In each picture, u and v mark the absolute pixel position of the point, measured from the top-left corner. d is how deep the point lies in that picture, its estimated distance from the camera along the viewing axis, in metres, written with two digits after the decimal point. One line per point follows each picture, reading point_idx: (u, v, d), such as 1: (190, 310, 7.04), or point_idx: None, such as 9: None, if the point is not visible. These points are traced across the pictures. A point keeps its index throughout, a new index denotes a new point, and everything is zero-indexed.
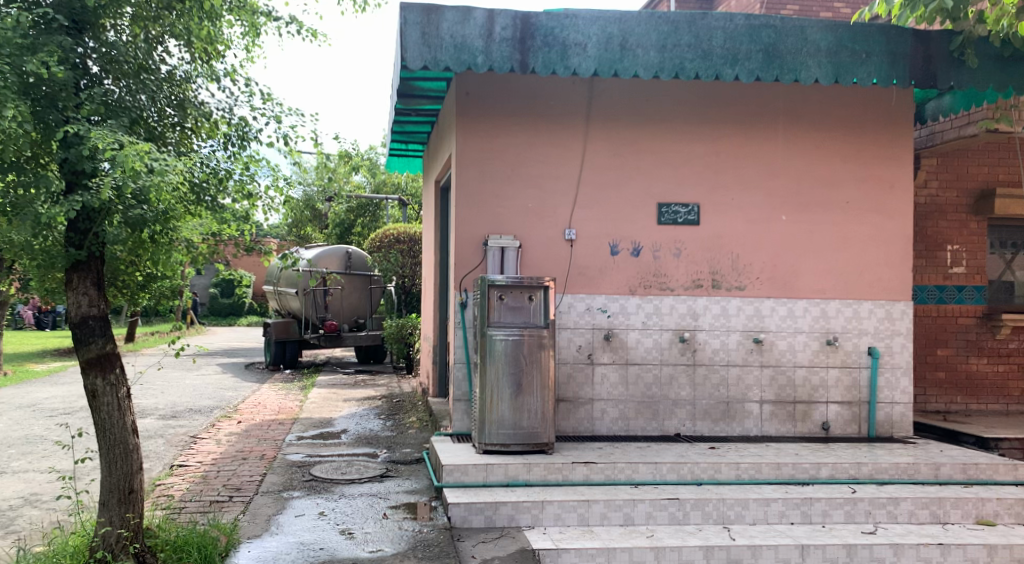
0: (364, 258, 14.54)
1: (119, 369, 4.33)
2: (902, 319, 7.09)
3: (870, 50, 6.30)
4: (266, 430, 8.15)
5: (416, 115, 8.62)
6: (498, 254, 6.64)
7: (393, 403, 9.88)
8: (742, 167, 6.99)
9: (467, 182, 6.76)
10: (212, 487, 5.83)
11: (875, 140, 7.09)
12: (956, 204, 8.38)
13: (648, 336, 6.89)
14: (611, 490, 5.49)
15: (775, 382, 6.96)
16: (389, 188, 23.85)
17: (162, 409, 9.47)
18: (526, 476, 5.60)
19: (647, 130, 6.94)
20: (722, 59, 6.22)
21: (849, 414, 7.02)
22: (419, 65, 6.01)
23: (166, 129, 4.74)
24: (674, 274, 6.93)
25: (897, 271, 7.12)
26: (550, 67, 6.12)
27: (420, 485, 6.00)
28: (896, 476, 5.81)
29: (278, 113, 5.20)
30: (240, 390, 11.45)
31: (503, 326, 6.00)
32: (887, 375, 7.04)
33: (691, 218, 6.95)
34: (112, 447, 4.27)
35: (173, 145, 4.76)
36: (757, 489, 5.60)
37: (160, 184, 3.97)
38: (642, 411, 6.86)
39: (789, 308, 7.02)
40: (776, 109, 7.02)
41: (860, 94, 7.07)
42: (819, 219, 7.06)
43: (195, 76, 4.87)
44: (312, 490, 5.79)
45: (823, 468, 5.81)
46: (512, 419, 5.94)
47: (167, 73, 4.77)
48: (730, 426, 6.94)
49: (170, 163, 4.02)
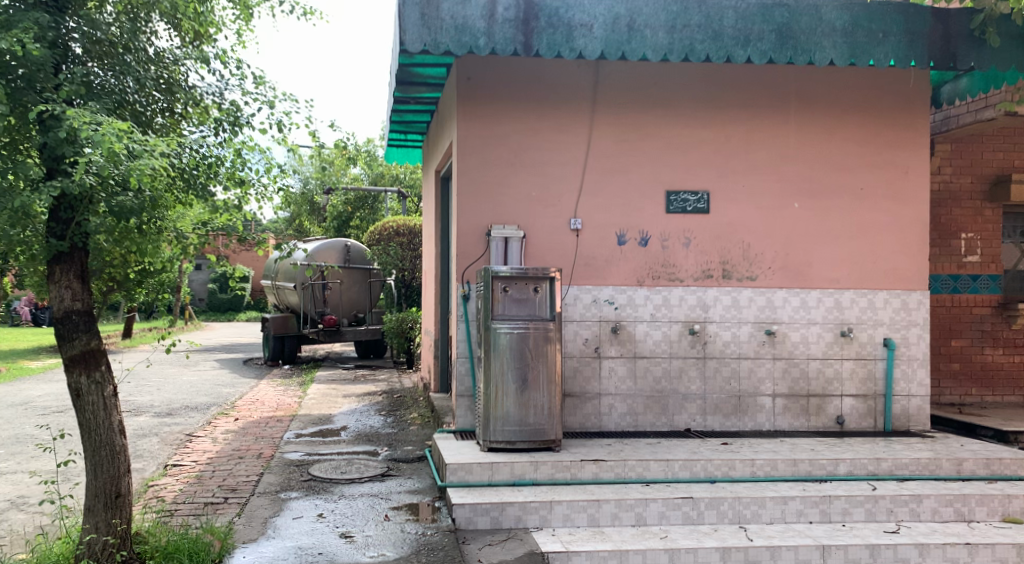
0: (362, 252, 14.32)
1: (105, 366, 4.11)
2: (919, 310, 6.86)
3: (887, 30, 6.05)
4: (264, 428, 7.93)
5: (416, 104, 8.39)
6: (501, 245, 6.43)
7: (393, 399, 9.68)
8: (752, 154, 6.76)
9: (468, 170, 6.52)
10: (207, 488, 5.61)
11: (890, 124, 6.85)
12: (971, 191, 8.15)
13: (657, 329, 6.66)
14: (622, 489, 5.28)
15: (788, 375, 6.75)
16: (387, 181, 23.62)
17: (157, 407, 9.24)
18: (534, 474, 5.40)
19: (655, 115, 6.70)
20: (734, 40, 5.99)
21: (865, 407, 6.81)
22: (419, 47, 5.78)
23: (153, 113, 4.53)
24: (684, 264, 6.71)
25: (913, 260, 6.88)
26: (554, 49, 5.88)
27: (422, 484, 5.79)
28: (917, 472, 5.60)
29: (272, 99, 4.95)
30: (238, 386, 11.24)
31: (507, 319, 5.78)
32: (904, 367, 6.82)
33: (701, 206, 6.72)
34: (97, 449, 4.04)
35: (162, 131, 4.55)
36: (773, 487, 5.38)
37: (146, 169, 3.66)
38: (651, 405, 6.65)
39: (803, 299, 6.79)
40: (788, 92, 6.78)
41: (875, 77, 6.83)
42: (832, 206, 6.83)
43: (185, 59, 4.66)
44: (311, 490, 5.57)
45: (842, 464, 5.60)
46: (518, 416, 5.72)
47: (155, 54, 4.55)
48: (742, 421, 6.72)
49: (153, 145, 3.78)
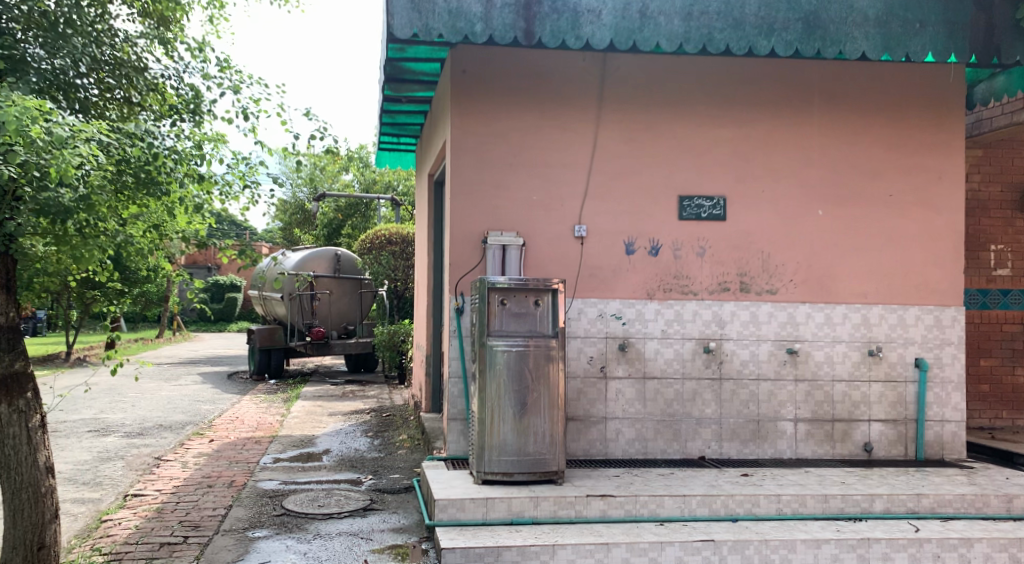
0: (352, 260, 13.67)
1: (29, 394, 3.98)
2: (953, 327, 6.27)
3: (924, 19, 5.50)
4: (240, 451, 7.30)
5: (408, 103, 7.89)
6: (499, 253, 5.83)
7: (382, 418, 9.08)
8: (773, 155, 6.20)
9: (462, 171, 5.95)
10: (166, 524, 5.00)
11: (921, 125, 6.29)
12: (1001, 200, 7.59)
13: (668, 346, 6.08)
14: (633, 530, 4.68)
15: (811, 398, 6.16)
16: (380, 187, 23.00)
17: (128, 426, 8.59)
18: (533, 511, 4.81)
19: (666, 114, 6.14)
20: (757, 30, 5.44)
21: (895, 433, 6.21)
22: (408, 32, 5.21)
23: (105, 99, 4.12)
24: (698, 276, 6.13)
25: (946, 273, 6.31)
26: (558, 36, 5.33)
27: (408, 520, 5.17)
28: (963, 510, 5.02)
29: (236, 84, 4.67)
30: (219, 402, 10.60)
31: (505, 336, 5.18)
32: (937, 391, 6.23)
33: (717, 213, 6.15)
34: (19, 491, 3.93)
35: (112, 116, 4.13)
36: (803, 527, 4.79)
37: (67, 158, 3.25)
38: (662, 431, 6.05)
39: (827, 315, 6.21)
40: (812, 89, 6.23)
41: (905, 73, 6.29)
42: (860, 214, 6.27)
43: (137, 40, 4.31)
44: (282, 527, 4.96)
45: (878, 500, 5.01)
46: (516, 444, 5.12)
47: (107, 33, 4.20)
48: (761, 448, 6.13)
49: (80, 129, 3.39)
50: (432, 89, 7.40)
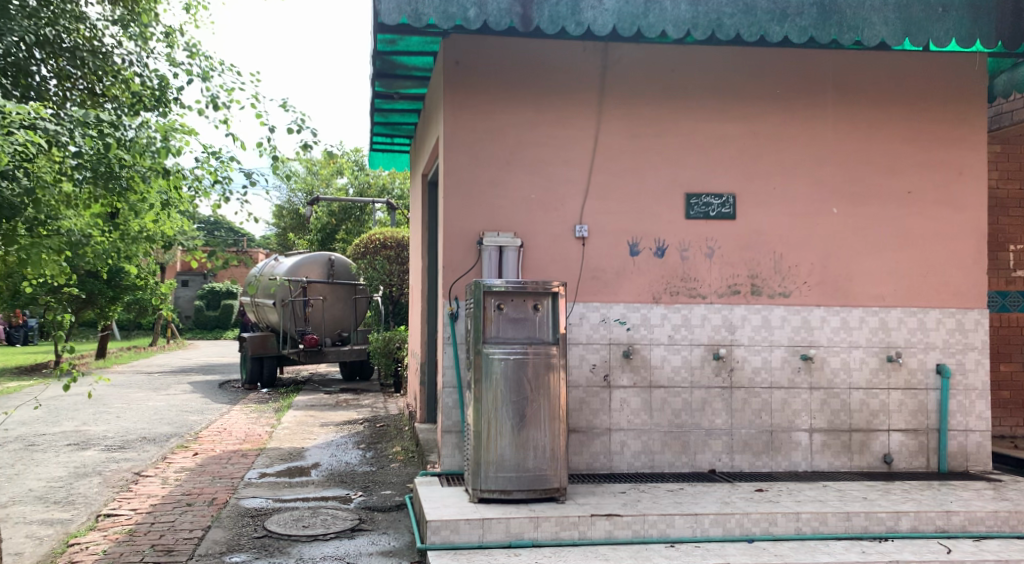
0: (347, 265, 13.33)
1: None
2: (976, 331, 5.92)
3: (947, 3, 5.16)
4: (224, 465, 6.94)
5: (401, 102, 7.58)
6: (495, 255, 5.48)
7: (375, 429, 8.72)
8: (785, 150, 5.85)
9: (456, 169, 5.59)
10: (137, 548, 4.63)
11: (942, 117, 5.95)
12: (1020, 198, 7.24)
13: (675, 353, 5.73)
14: (642, 553, 4.32)
15: (827, 407, 5.80)
16: (375, 191, 22.67)
17: (111, 439, 8.22)
18: (533, 533, 4.45)
19: (672, 107, 5.80)
20: (768, 15, 5.11)
21: (916, 444, 5.85)
22: (396, 18, 4.87)
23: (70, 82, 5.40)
24: (706, 278, 5.78)
25: (969, 274, 5.95)
26: (557, 22, 4.99)
27: (399, 543, 4.80)
28: (995, 528, 4.66)
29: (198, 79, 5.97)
30: (206, 412, 10.22)
31: (502, 343, 4.83)
32: (960, 399, 5.87)
33: (726, 211, 5.80)
34: None
35: (73, 95, 5.39)
36: (826, 548, 4.43)
37: None
38: (669, 443, 5.69)
39: (844, 319, 5.85)
40: (826, 80, 5.88)
41: (924, 64, 5.96)
42: (878, 213, 5.92)
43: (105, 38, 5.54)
44: (262, 551, 4.59)
45: (904, 518, 4.65)
46: (515, 460, 4.76)
47: (84, 30, 5.42)
48: (775, 461, 5.77)
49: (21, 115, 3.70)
50: (425, 86, 7.08)
